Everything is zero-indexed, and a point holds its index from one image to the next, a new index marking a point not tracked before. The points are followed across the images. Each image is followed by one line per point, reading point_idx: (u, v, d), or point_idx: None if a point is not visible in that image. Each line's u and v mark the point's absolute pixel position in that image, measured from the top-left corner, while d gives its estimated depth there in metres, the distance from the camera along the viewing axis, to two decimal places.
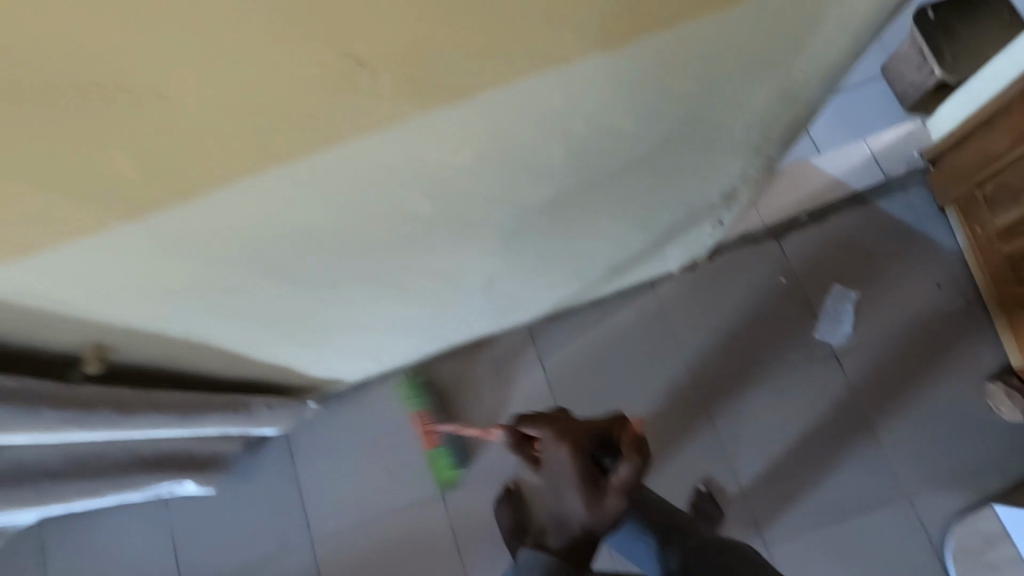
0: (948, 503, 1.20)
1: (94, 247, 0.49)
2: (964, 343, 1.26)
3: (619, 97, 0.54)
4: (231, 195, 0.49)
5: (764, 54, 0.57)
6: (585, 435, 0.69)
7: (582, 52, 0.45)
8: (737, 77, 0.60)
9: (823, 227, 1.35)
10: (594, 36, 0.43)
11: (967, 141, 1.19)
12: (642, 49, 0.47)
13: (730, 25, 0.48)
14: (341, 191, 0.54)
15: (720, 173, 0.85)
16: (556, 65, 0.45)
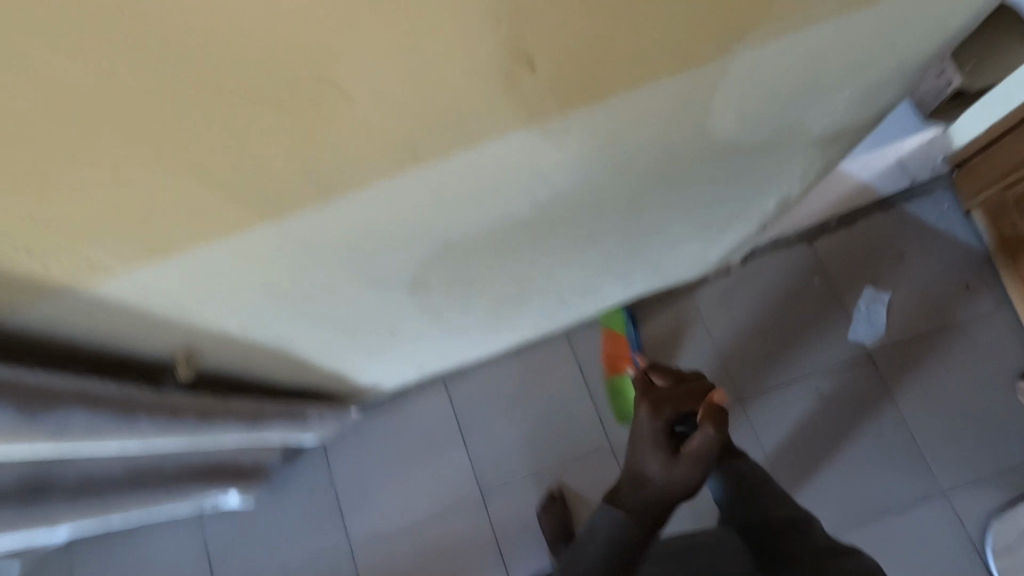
0: (985, 500, 1.22)
1: (225, 249, 0.49)
2: (994, 343, 1.29)
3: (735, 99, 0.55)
4: (367, 197, 0.48)
5: (868, 57, 0.58)
6: (669, 402, 0.68)
7: (726, 52, 0.45)
8: (836, 80, 0.61)
9: (852, 231, 1.38)
10: (743, 36, 0.44)
11: (986, 156, 1.24)
12: (776, 50, 0.48)
13: (858, 27, 0.49)
14: (462, 194, 0.54)
15: (784, 176, 0.86)
16: (698, 65, 0.46)
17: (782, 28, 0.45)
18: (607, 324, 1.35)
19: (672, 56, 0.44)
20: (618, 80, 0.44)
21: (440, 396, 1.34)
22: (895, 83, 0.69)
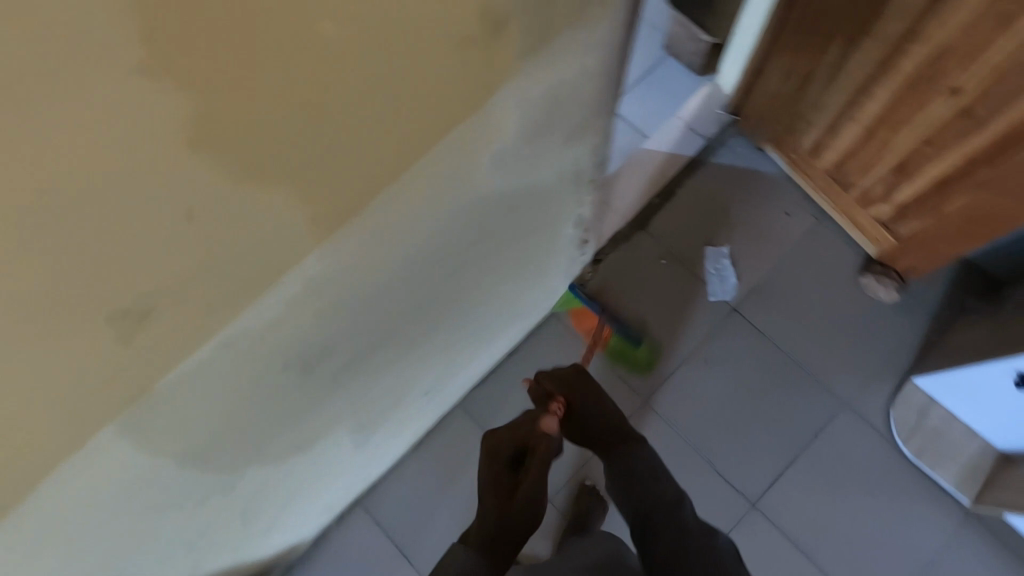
0: (879, 393, 1.29)
1: None
2: (829, 252, 1.38)
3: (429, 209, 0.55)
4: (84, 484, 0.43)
5: (542, 120, 0.60)
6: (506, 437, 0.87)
7: (365, 194, 0.45)
8: (530, 145, 0.64)
9: (675, 202, 1.46)
10: (369, 174, 0.44)
11: (756, 86, 1.32)
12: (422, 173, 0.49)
13: (492, 113, 0.51)
14: (221, 409, 0.52)
15: (562, 214, 0.90)
16: (350, 214, 0.45)
17: (405, 155, 0.46)
18: (497, 377, 1.35)
19: (308, 227, 0.43)
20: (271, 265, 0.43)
21: (364, 521, 1.29)
22: (601, 109, 0.71)
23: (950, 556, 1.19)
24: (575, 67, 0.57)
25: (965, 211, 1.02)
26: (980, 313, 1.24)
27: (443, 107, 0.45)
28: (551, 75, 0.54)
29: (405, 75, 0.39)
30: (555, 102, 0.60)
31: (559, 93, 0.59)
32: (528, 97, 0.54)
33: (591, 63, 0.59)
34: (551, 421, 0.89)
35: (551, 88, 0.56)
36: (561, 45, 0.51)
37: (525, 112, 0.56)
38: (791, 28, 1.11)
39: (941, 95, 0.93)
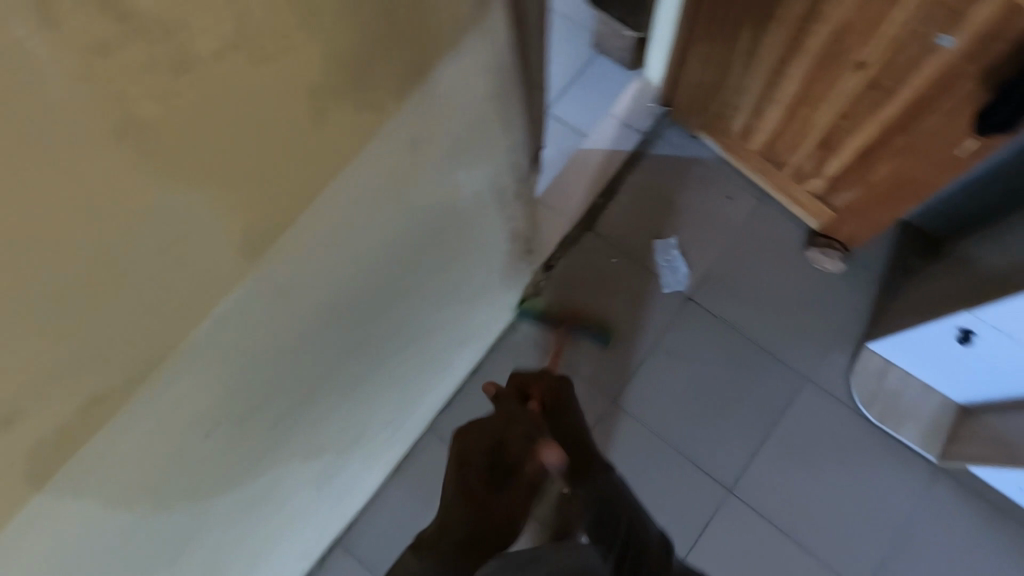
0: (838, 362, 1.31)
1: None
2: (774, 230, 1.40)
3: (332, 257, 0.54)
4: None
5: (441, 151, 0.60)
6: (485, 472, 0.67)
7: (251, 256, 0.44)
8: (435, 176, 0.63)
9: (620, 199, 1.47)
10: (250, 236, 0.43)
11: (680, 77, 1.33)
12: (312, 226, 0.48)
13: (379, 155, 0.51)
14: (138, 487, 0.51)
15: (493, 232, 0.90)
16: (239, 278, 0.45)
17: (288, 212, 0.45)
18: (464, 397, 1.34)
19: (191, 298, 0.42)
20: (158, 341, 0.42)
21: (346, 562, 1.26)
22: (507, 128, 0.71)
23: (924, 513, 1.22)
24: (464, 95, 0.57)
25: (892, 177, 1.04)
26: (923, 272, 1.26)
27: (319, 160, 0.44)
28: (437, 107, 0.53)
29: (263, 138, 0.39)
30: (451, 132, 0.59)
31: (452, 122, 0.58)
32: (416, 133, 0.53)
33: (481, 87, 0.59)
34: (554, 454, 0.64)
35: (442, 120, 0.56)
36: (438, 78, 0.51)
37: (418, 146, 0.55)
38: (703, 19, 1.12)
39: (849, 70, 0.94)
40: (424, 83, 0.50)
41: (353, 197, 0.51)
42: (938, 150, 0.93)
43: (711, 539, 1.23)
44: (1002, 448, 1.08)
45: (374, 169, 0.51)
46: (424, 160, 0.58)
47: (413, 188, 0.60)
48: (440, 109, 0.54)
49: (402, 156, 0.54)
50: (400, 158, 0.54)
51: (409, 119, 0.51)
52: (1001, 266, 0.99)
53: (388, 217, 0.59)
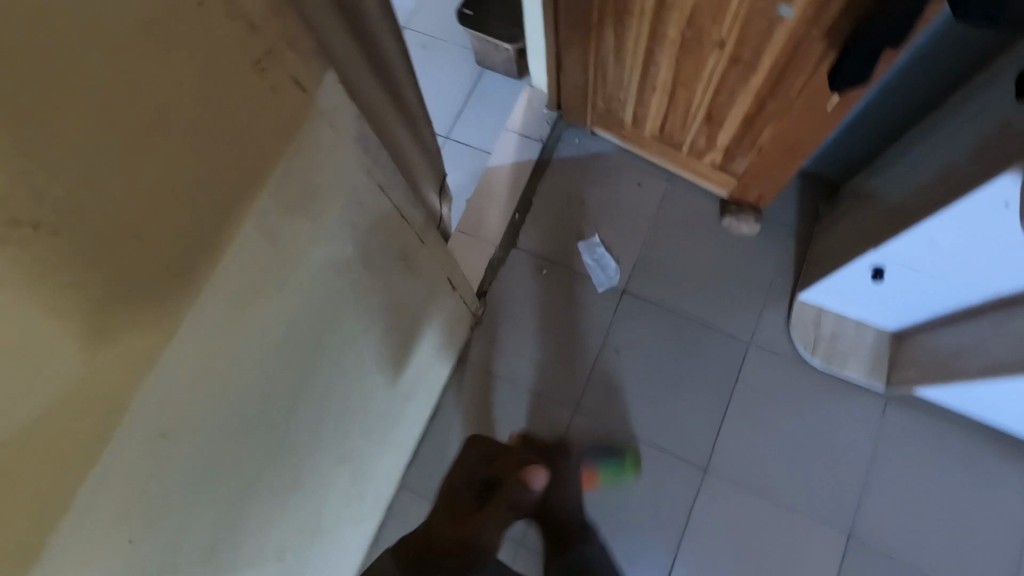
0: (776, 319, 1.35)
1: None
2: (688, 207, 1.43)
3: (216, 377, 0.51)
4: None
5: (314, 237, 0.57)
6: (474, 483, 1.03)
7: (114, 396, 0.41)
8: (319, 262, 0.60)
9: (536, 211, 1.47)
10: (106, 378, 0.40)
11: (562, 80, 1.35)
12: (183, 350, 0.46)
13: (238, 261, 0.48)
14: None
15: (404, 287, 0.88)
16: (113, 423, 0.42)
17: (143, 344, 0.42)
18: (429, 445, 1.31)
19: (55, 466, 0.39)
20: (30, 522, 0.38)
21: None
22: (384, 186, 0.69)
23: (886, 442, 1.26)
24: (321, 177, 0.54)
25: (776, 138, 1.08)
26: (831, 217, 1.31)
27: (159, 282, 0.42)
28: (293, 197, 0.51)
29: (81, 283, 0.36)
30: (319, 217, 0.57)
31: (317, 205, 0.56)
32: (274, 228, 0.50)
33: (340, 164, 0.57)
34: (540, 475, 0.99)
35: (303, 208, 0.53)
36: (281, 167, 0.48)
37: (286, 240, 0.53)
38: (567, 22, 1.13)
39: (712, 49, 0.96)
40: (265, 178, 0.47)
41: (220, 311, 0.48)
42: (810, 108, 0.97)
43: (699, 521, 1.24)
44: (936, 364, 1.13)
45: (238, 275, 0.48)
46: (298, 250, 0.55)
47: (297, 281, 0.58)
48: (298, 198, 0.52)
49: (266, 252, 0.51)
50: (267, 256, 0.51)
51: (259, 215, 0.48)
52: (895, 201, 1.03)
53: (276, 317, 0.56)
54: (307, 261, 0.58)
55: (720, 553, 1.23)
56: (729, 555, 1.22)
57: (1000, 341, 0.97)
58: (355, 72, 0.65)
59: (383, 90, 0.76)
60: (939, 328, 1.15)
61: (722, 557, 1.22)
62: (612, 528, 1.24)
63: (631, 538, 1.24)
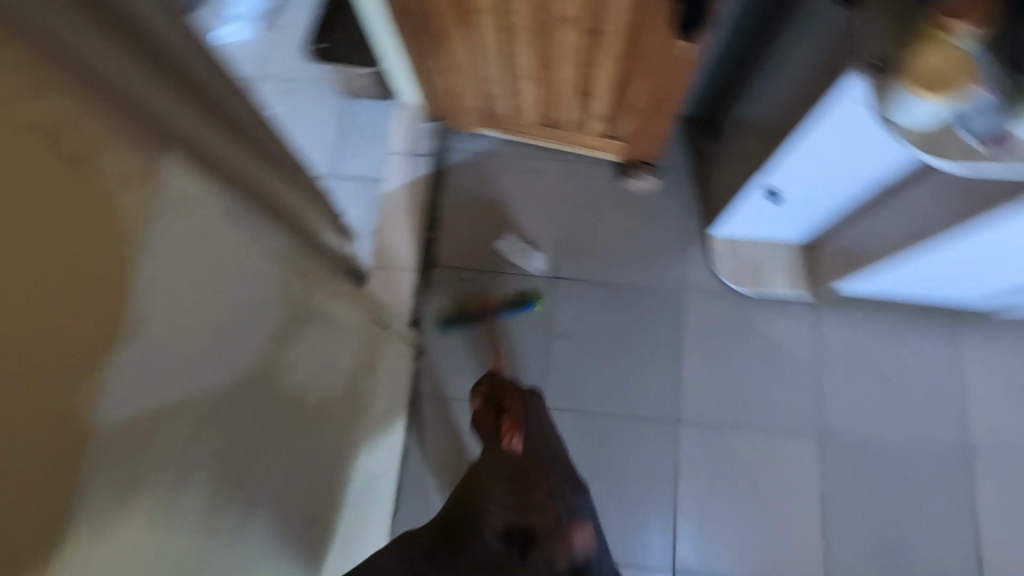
0: (699, 260, 1.39)
1: None
2: (588, 179, 1.45)
3: (160, 510, 0.45)
4: None
5: (216, 335, 0.53)
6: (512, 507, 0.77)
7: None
8: (230, 357, 0.56)
9: (444, 225, 1.44)
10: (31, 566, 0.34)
11: (432, 90, 1.32)
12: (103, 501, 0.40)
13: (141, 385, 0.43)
14: None
15: (330, 345, 0.84)
16: None
17: (60, 513, 0.36)
18: (409, 485, 1.29)
19: None
20: None
21: None
22: (273, 253, 0.65)
23: (828, 342, 1.34)
24: (201, 271, 0.50)
25: (648, 94, 1.11)
26: (720, 153, 1.37)
27: (57, 443, 0.36)
28: (179, 304, 0.47)
29: None
30: (213, 313, 0.52)
31: (207, 299, 0.51)
32: (172, 343, 0.46)
33: (215, 251, 0.52)
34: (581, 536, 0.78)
35: (194, 310, 0.49)
36: (158, 275, 0.44)
37: (186, 351, 0.48)
38: (417, 33, 1.11)
39: (562, 26, 0.97)
40: (142, 292, 0.42)
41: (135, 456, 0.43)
42: (665, 63, 1.00)
43: (687, 471, 1.27)
44: (846, 258, 1.21)
45: (146, 410, 0.43)
46: (204, 354, 0.51)
47: (218, 384, 0.53)
48: (185, 302, 0.48)
49: (169, 373, 0.46)
50: (171, 376, 0.46)
51: (152, 337, 0.44)
52: (767, 125, 1.09)
53: (205, 428, 0.52)
54: (220, 359, 0.54)
55: (713, 496, 1.26)
56: (721, 495, 1.26)
57: (893, 224, 1.04)
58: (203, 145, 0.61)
59: (241, 155, 0.71)
60: (840, 228, 1.23)
61: (717, 500, 1.26)
62: (609, 505, 1.26)
63: (629, 512, 1.25)
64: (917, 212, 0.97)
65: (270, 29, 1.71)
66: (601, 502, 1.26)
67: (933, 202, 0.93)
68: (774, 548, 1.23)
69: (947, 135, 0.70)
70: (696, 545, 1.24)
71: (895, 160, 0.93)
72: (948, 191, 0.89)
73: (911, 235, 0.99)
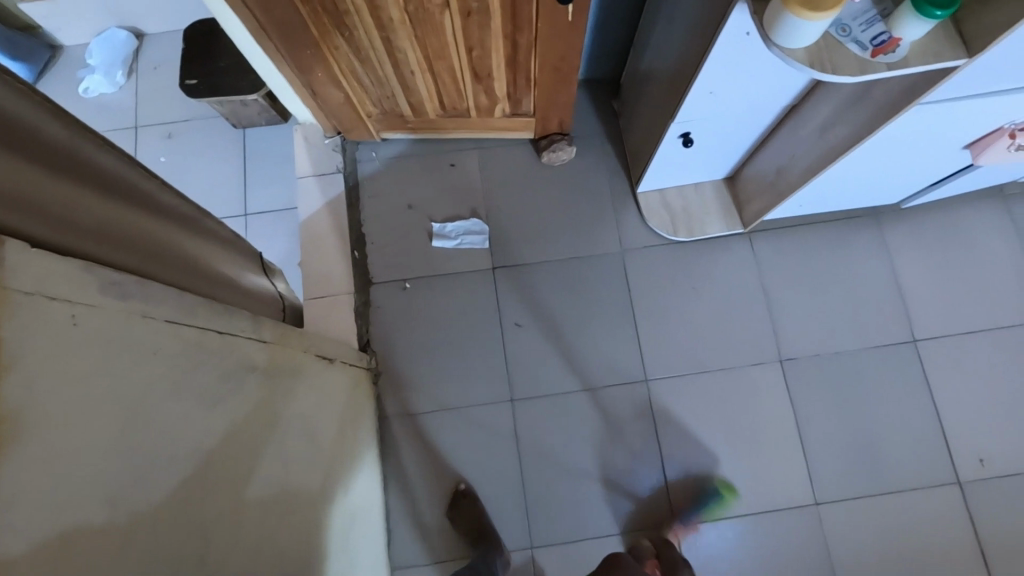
0: (632, 218, 1.39)
1: None
2: (506, 162, 1.42)
3: None
4: None
5: (120, 423, 0.48)
6: None
7: None
8: (145, 445, 0.50)
9: (371, 240, 1.39)
10: None
11: (324, 104, 1.25)
12: None
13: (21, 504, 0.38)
14: None
15: (273, 395, 0.78)
16: None
17: None
18: (397, 508, 1.25)
19: None
20: None
21: None
22: (177, 317, 0.58)
23: (769, 269, 1.37)
24: (79, 361, 0.44)
25: (542, 64, 1.08)
26: (628, 108, 1.36)
27: None
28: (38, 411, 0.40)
29: None
30: (110, 401, 0.47)
31: (91, 388, 0.45)
32: (35, 464, 0.39)
33: (97, 336, 0.47)
34: None
35: (80, 405, 0.44)
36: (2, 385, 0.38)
37: (64, 461, 0.42)
38: (290, 46, 1.04)
39: (438, 11, 0.93)
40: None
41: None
42: (553, 28, 0.98)
43: (666, 426, 1.29)
44: (768, 186, 1.23)
45: (15, 541, 0.37)
46: (98, 453, 0.45)
47: (124, 484, 0.47)
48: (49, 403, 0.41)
49: (39, 495, 0.39)
50: (44, 500, 0.39)
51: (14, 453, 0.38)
52: (667, 71, 1.08)
53: (125, 533, 0.46)
54: (121, 452, 0.47)
55: (695, 444, 1.28)
56: (702, 440, 1.28)
57: (803, 145, 1.06)
58: (65, 218, 0.54)
59: (115, 215, 0.64)
60: (757, 157, 1.24)
61: (699, 446, 1.28)
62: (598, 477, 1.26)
63: (630, 487, 1.26)
64: (823, 128, 0.99)
65: (132, 76, 1.61)
66: (590, 477, 1.26)
67: (835, 117, 0.94)
68: (762, 479, 1.26)
69: (835, 47, 0.69)
70: (688, 495, 1.26)
71: (794, 80, 0.94)
72: (847, 101, 0.91)
73: (821, 150, 1.00)
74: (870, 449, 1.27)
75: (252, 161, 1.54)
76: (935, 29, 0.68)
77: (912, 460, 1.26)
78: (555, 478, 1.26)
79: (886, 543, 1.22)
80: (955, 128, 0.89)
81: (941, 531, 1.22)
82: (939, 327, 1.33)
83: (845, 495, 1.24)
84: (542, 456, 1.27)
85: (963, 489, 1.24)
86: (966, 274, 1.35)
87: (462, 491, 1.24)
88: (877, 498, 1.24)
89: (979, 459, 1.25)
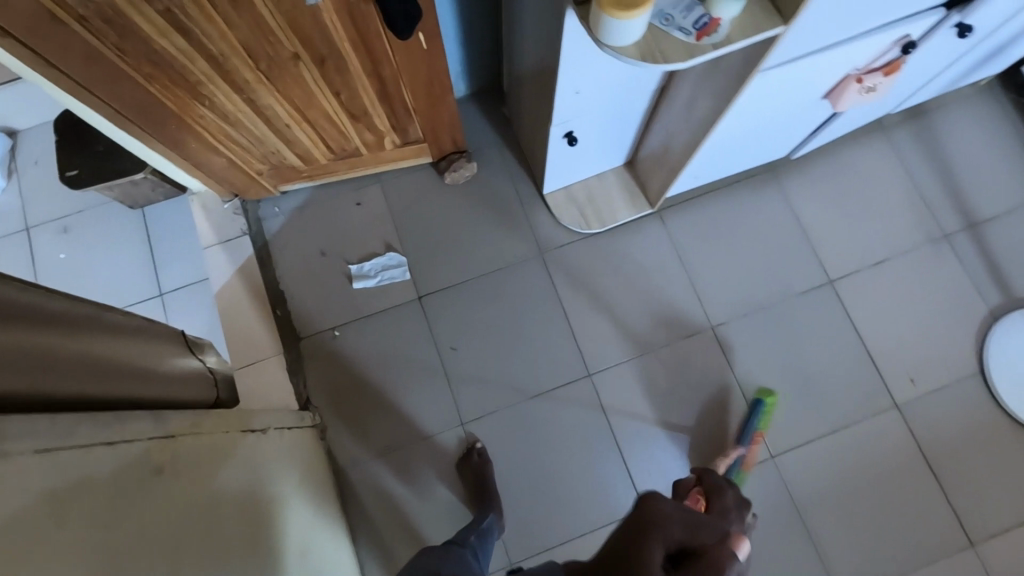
0: (545, 220, 1.41)
1: None
2: (411, 191, 1.42)
3: None
4: None
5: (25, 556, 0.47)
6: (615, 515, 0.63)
7: None
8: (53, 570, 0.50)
9: (292, 295, 1.37)
10: None
11: (209, 172, 1.22)
12: None
13: None
14: None
15: (193, 485, 0.76)
16: None
17: None
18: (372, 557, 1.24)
19: None
20: None
21: None
22: (42, 445, 0.56)
23: (683, 241, 1.40)
24: None
25: (415, 92, 1.08)
26: (517, 115, 1.38)
27: None
28: None
29: None
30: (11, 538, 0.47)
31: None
32: None
33: None
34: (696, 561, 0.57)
35: None
36: None
37: None
38: (153, 126, 1.01)
39: (293, 65, 0.92)
40: None
41: None
42: (412, 56, 0.98)
43: (617, 414, 1.31)
44: (660, 164, 1.26)
45: None
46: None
47: None
48: None
49: None
50: None
51: None
52: (538, 77, 1.10)
53: None
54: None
55: (647, 425, 1.30)
56: (656, 421, 1.31)
57: (679, 121, 1.09)
58: None
59: None
60: (646, 139, 1.27)
61: (653, 427, 1.30)
62: (560, 478, 1.28)
63: (594, 482, 1.27)
64: (690, 104, 1.02)
65: (13, 177, 1.54)
66: (553, 479, 1.28)
67: (698, 93, 0.98)
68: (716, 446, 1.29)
69: (662, 38, 0.72)
70: (650, 476, 1.28)
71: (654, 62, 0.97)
72: (702, 75, 0.94)
73: (693, 125, 1.04)
74: (809, 393, 1.32)
75: (156, 240, 1.49)
76: (751, 6, 0.71)
77: (849, 395, 1.31)
78: (521, 490, 1.27)
79: (842, 476, 1.27)
80: (810, 81, 0.93)
81: (888, 455, 1.28)
82: (850, 263, 1.39)
83: (794, 441, 1.29)
84: (502, 470, 1.28)
85: (900, 411, 1.30)
86: (864, 209, 1.42)
87: (477, 451, 1.26)
88: (824, 437, 1.29)
89: (908, 379, 1.32)
